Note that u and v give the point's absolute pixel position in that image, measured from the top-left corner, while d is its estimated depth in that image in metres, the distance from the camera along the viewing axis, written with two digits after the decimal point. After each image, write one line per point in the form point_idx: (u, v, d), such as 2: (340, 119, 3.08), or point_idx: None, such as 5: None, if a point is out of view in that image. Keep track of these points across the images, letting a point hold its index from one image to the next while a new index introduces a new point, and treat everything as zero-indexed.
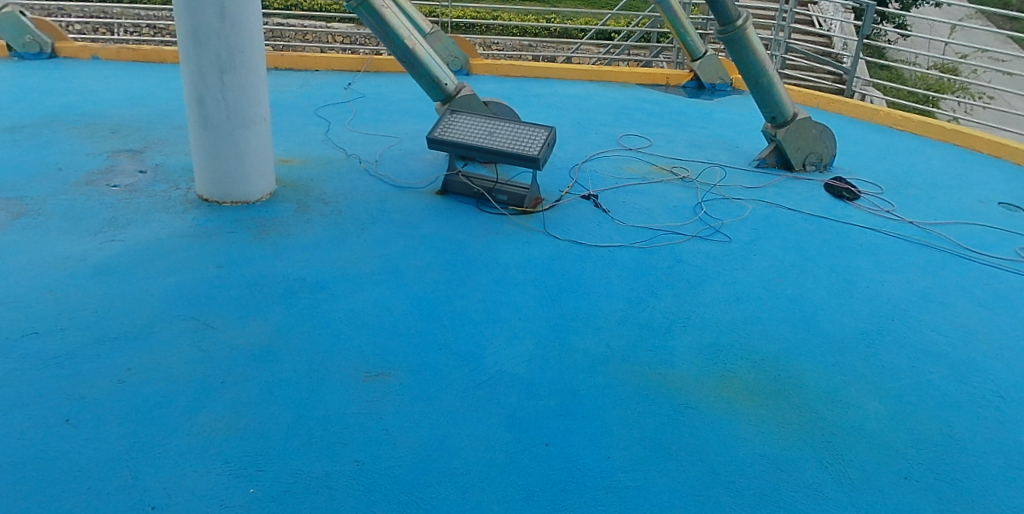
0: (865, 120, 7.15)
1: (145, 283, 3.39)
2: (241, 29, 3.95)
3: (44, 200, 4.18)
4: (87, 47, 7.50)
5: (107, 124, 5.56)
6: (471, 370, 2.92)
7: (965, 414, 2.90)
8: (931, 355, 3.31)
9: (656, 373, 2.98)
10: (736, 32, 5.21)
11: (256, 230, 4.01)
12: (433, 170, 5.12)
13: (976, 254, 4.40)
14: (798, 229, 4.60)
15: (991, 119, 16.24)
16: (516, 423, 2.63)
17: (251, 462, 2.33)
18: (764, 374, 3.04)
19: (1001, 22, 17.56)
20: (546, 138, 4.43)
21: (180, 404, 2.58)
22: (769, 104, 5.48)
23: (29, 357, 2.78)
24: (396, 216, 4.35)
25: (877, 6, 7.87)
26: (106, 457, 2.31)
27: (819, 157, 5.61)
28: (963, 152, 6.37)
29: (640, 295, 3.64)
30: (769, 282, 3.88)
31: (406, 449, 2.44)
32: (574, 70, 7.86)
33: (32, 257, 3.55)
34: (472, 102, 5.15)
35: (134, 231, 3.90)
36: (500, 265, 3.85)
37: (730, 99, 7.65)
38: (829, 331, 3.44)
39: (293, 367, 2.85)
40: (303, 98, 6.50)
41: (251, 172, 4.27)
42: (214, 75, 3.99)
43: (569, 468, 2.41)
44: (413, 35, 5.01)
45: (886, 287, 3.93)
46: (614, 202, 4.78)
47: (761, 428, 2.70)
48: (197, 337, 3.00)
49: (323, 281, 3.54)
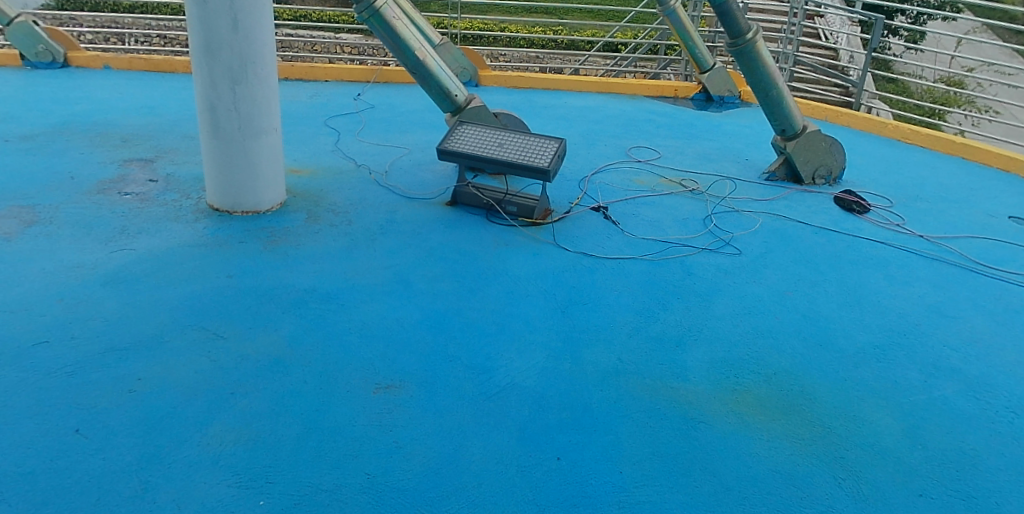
0: (874, 134, 7.13)
1: (157, 292, 3.40)
2: (253, 39, 3.97)
3: (56, 208, 4.21)
4: (99, 57, 7.56)
5: (119, 134, 5.60)
6: (481, 382, 2.91)
7: (979, 430, 2.87)
8: (943, 370, 3.28)
9: (668, 387, 2.97)
10: (746, 45, 5.21)
11: (266, 240, 4.03)
12: (442, 181, 5.13)
13: (987, 268, 4.37)
14: (807, 241, 4.58)
15: (997, 132, 16.32)
16: (528, 436, 2.61)
17: (261, 474, 2.32)
18: (776, 389, 3.01)
19: (1007, 36, 17.67)
20: (557, 150, 4.43)
21: (190, 415, 2.58)
22: (780, 117, 5.48)
23: (40, 366, 2.79)
24: (406, 227, 4.36)
25: (885, 20, 7.85)
26: (116, 467, 2.30)
27: (828, 170, 5.59)
28: (973, 166, 6.35)
29: (651, 308, 3.63)
30: (779, 295, 3.86)
31: (418, 462, 2.43)
32: (583, 83, 7.88)
33: (43, 265, 3.57)
34: (481, 113, 5.15)
35: (145, 240, 3.92)
36: (510, 277, 3.85)
37: (739, 112, 7.66)
38: (841, 346, 3.41)
39: (304, 378, 2.84)
40: (313, 109, 6.53)
41: (262, 182, 4.28)
42: (227, 86, 4.01)
43: (581, 482, 2.39)
44: (424, 47, 5.03)
45: (896, 301, 3.90)
46: (624, 214, 4.78)
47: (775, 443, 2.68)
48: (207, 347, 3.00)
49: (334, 291, 3.54)
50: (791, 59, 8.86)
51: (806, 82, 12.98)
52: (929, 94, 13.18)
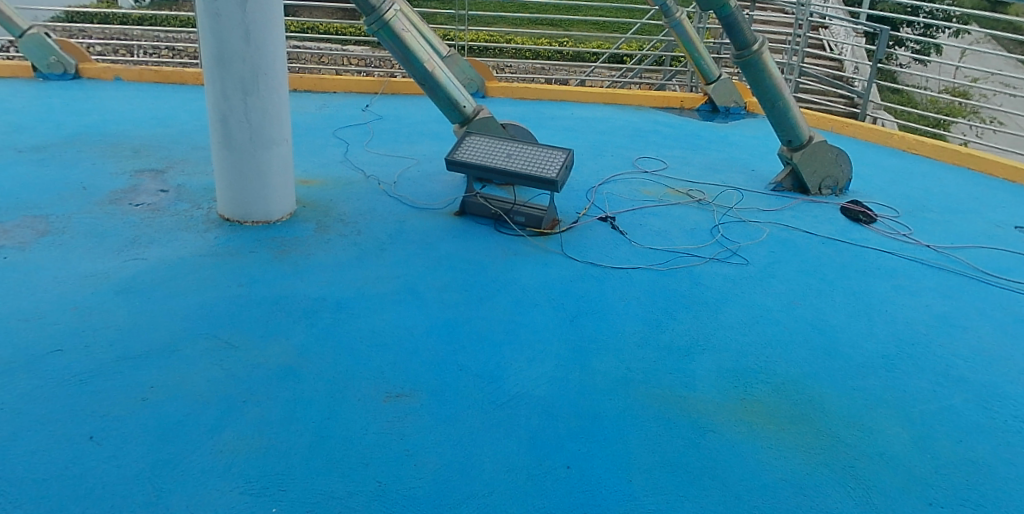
0: (880, 144, 7.15)
1: (169, 302, 3.44)
2: (264, 51, 4.02)
3: (69, 218, 4.26)
4: (110, 68, 7.66)
5: (130, 144, 5.66)
6: (492, 391, 2.93)
7: (989, 439, 2.87)
8: (952, 381, 3.28)
9: (677, 397, 2.98)
10: (752, 56, 5.24)
11: (277, 249, 4.06)
12: (451, 191, 5.17)
13: (995, 278, 4.37)
14: (815, 252, 4.59)
15: (1003, 141, 16.41)
16: (537, 445, 2.63)
17: (274, 482, 2.34)
18: (785, 398, 3.02)
19: (1011, 45, 17.73)
20: (564, 160, 4.46)
21: (203, 423, 2.61)
22: (786, 128, 5.50)
23: (54, 374, 2.82)
24: (416, 237, 4.40)
25: (891, 31, 7.86)
26: (130, 474, 2.33)
27: (834, 181, 5.61)
28: (980, 176, 6.35)
29: (659, 317, 3.65)
30: (787, 305, 3.87)
31: (429, 470, 2.45)
32: (590, 94, 7.94)
33: (56, 275, 3.61)
34: (489, 124, 5.20)
35: (157, 250, 3.96)
36: (519, 287, 3.87)
37: (744, 123, 7.70)
38: (849, 356, 3.42)
39: (316, 387, 2.87)
40: (322, 119, 6.60)
41: (272, 193, 4.32)
42: (238, 97, 4.06)
43: (591, 490, 2.41)
44: (433, 58, 5.07)
45: (905, 311, 3.91)
46: (631, 224, 4.81)
47: (783, 452, 2.69)
48: (220, 356, 3.03)
49: (344, 301, 3.58)
50: (797, 70, 8.88)
51: (811, 95, 13.01)
52: (934, 105, 13.21)
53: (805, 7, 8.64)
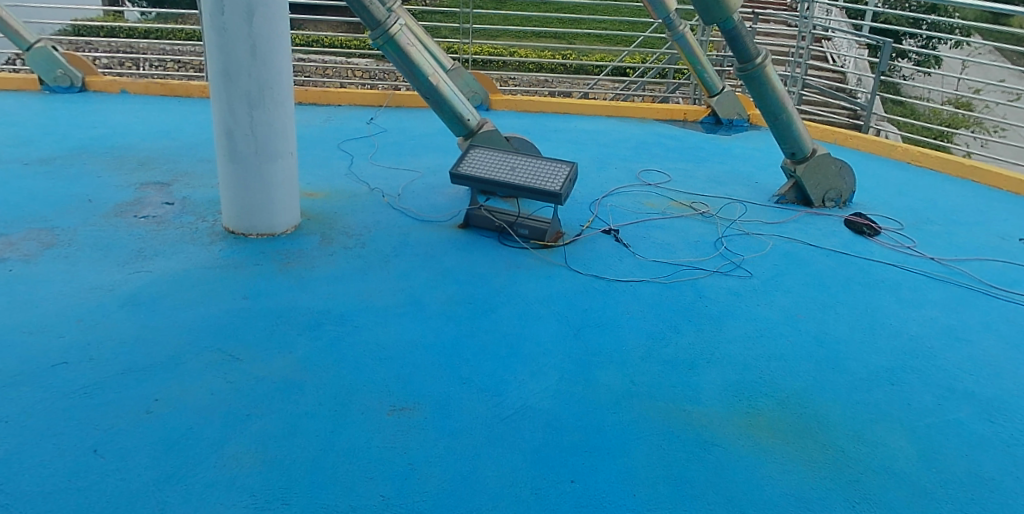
0: (883, 156, 7.15)
1: (174, 314, 3.45)
2: (270, 65, 4.06)
3: (74, 231, 4.28)
4: (117, 81, 7.73)
5: (136, 157, 5.69)
6: (496, 405, 2.92)
7: (996, 453, 2.84)
8: (957, 394, 3.26)
9: (681, 410, 2.97)
10: (755, 69, 5.25)
11: (281, 262, 4.08)
12: (455, 203, 5.18)
13: (1000, 291, 4.35)
14: (819, 264, 4.59)
15: (1006, 151, 16.44)
16: (541, 458, 2.61)
17: (277, 495, 2.33)
18: (789, 412, 3.01)
19: (1012, 56, 17.80)
20: (567, 174, 4.46)
21: (207, 436, 2.60)
22: (789, 141, 5.51)
23: (58, 387, 2.83)
24: (419, 249, 4.41)
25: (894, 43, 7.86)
26: (134, 487, 2.33)
27: (838, 193, 5.61)
28: (983, 188, 6.34)
29: (663, 330, 3.64)
30: (791, 318, 3.86)
31: (432, 485, 2.43)
32: (593, 106, 7.97)
33: (61, 287, 3.62)
34: (493, 137, 5.22)
35: (162, 262, 3.98)
36: (522, 300, 3.87)
37: (747, 135, 7.72)
38: (854, 369, 3.40)
39: (320, 400, 2.86)
40: (328, 132, 6.64)
41: (276, 205, 4.34)
42: (244, 110, 4.08)
43: (595, 505, 2.39)
44: (437, 71, 5.10)
45: (909, 324, 3.89)
46: (635, 237, 4.81)
47: (788, 466, 2.66)
48: (223, 369, 3.04)
49: (347, 313, 3.58)
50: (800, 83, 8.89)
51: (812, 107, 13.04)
52: (936, 117, 13.22)
53: (807, 19, 8.65)
